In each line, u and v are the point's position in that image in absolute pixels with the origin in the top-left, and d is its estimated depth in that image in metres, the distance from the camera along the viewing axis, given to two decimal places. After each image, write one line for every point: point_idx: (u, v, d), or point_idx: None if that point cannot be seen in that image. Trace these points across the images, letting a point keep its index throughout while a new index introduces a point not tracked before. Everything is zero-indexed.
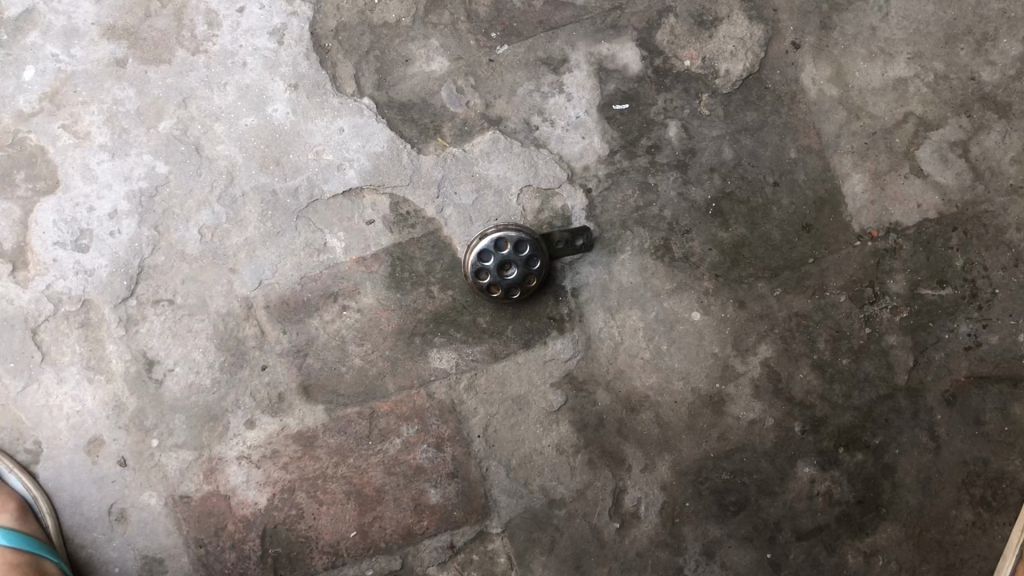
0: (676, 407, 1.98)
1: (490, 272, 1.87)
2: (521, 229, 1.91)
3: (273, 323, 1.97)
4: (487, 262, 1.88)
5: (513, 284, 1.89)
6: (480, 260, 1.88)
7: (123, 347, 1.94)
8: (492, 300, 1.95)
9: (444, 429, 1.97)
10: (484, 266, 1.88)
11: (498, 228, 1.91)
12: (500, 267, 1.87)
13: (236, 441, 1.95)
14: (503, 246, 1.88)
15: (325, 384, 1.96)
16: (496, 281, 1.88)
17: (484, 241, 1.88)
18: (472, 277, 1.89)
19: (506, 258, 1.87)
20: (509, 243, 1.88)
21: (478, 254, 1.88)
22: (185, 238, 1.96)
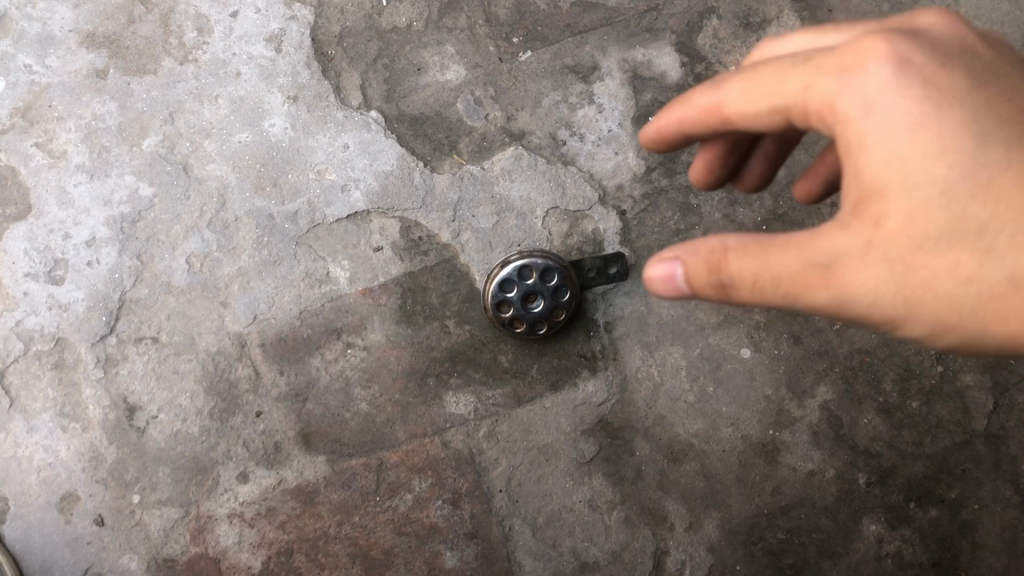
0: (724, 457, 1.75)
1: (513, 304, 1.66)
2: (549, 256, 1.70)
3: (269, 363, 1.75)
4: (510, 293, 1.66)
5: (539, 318, 1.67)
6: (502, 291, 1.66)
7: (100, 392, 1.73)
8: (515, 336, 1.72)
9: (461, 482, 1.74)
10: (507, 297, 1.66)
11: (521, 254, 1.70)
12: (525, 299, 1.66)
13: (227, 497, 1.73)
14: (529, 275, 1.67)
15: (328, 433, 1.74)
16: (519, 315, 1.66)
17: (507, 269, 1.66)
18: (491, 309, 1.66)
19: (532, 288, 1.66)
20: (536, 272, 1.67)
21: (499, 283, 1.66)
22: (171, 268, 1.75)
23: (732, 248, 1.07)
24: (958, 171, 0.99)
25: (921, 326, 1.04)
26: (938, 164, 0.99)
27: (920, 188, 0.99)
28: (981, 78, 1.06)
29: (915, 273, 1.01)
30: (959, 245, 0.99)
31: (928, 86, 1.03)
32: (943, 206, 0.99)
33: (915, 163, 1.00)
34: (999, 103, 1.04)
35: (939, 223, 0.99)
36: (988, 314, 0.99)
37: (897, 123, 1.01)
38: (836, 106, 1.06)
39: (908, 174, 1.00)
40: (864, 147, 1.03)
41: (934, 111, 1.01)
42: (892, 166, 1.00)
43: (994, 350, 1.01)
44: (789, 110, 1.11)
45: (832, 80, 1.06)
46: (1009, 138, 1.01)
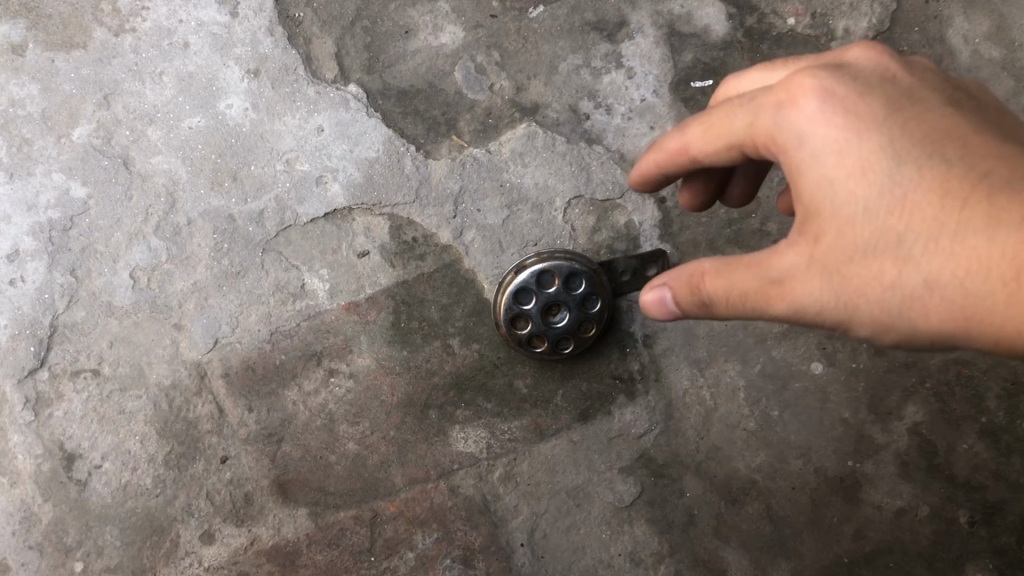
0: (793, 496, 1.44)
1: (532, 319, 1.34)
2: (577, 256, 1.37)
3: (235, 399, 1.44)
4: (527, 305, 1.34)
5: (564, 335, 1.36)
6: (518, 302, 1.34)
7: (31, 439, 1.42)
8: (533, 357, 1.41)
9: (472, 537, 1.43)
10: (525, 311, 1.34)
11: (541, 255, 1.37)
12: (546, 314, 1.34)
13: (189, 562, 1.42)
14: (551, 282, 1.35)
15: (308, 480, 1.43)
16: (539, 332, 1.35)
17: (523, 276, 1.34)
18: (504, 326, 1.35)
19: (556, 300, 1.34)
20: (560, 279, 1.34)
21: (514, 294, 1.34)
22: (111, 285, 1.44)
23: (702, 270, 1.00)
24: (874, 185, 0.90)
25: (865, 331, 0.94)
26: (857, 180, 0.90)
27: (843, 203, 0.91)
28: (906, 99, 0.96)
29: (849, 281, 0.91)
30: (881, 254, 0.90)
31: (854, 105, 0.94)
32: (865, 217, 0.90)
33: (838, 182, 0.92)
34: (920, 120, 0.93)
35: (862, 233, 0.90)
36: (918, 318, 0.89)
37: (823, 145, 0.93)
38: (773, 137, 0.97)
39: (833, 191, 0.92)
40: (798, 174, 0.95)
41: (856, 128, 0.92)
42: (820, 184, 0.93)
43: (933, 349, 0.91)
44: (742, 146, 1.01)
45: (767, 113, 0.97)
46: (927, 150, 0.90)
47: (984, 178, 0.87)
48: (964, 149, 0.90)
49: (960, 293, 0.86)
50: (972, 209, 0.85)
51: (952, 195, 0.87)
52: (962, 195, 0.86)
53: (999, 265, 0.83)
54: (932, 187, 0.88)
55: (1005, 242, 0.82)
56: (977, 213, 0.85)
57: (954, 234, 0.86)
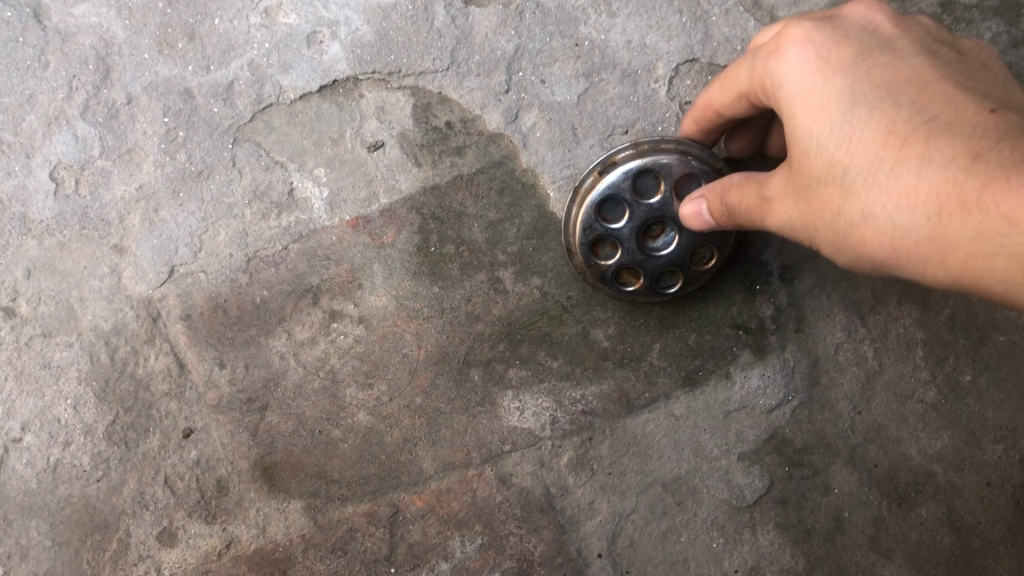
0: (988, 496, 1.02)
1: (623, 245, 0.92)
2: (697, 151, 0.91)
3: (200, 350, 1.03)
4: (616, 224, 0.92)
5: (669, 268, 0.94)
6: (603, 220, 0.92)
7: None
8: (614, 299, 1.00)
9: (530, 544, 1.02)
10: (613, 233, 0.92)
11: (639, 145, 0.92)
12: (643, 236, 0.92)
13: (142, 570, 1.03)
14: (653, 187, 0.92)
15: (305, 463, 1.03)
16: (634, 264, 0.93)
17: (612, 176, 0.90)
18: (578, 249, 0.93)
19: (660, 214, 0.91)
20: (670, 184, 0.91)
21: (598, 203, 0.91)
22: (25, 189, 1.02)
23: (729, 181, 0.83)
24: (830, 122, 0.72)
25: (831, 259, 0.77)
26: (812, 116, 0.73)
27: (802, 134, 0.74)
28: (883, 38, 0.76)
29: (804, 208, 0.74)
30: (831, 186, 0.72)
31: (834, 44, 0.75)
32: (817, 147, 0.73)
33: (802, 118, 0.74)
34: (891, 58, 0.74)
35: (815, 162, 0.73)
36: (858, 253, 0.72)
37: (799, 86, 0.75)
38: (760, 83, 0.79)
39: (797, 124, 0.75)
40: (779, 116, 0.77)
41: (825, 68, 0.74)
42: (789, 119, 0.75)
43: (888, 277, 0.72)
44: (749, 97, 0.82)
45: (753, 60, 0.79)
46: (886, 87, 0.72)
47: (936, 116, 0.68)
48: (927, 87, 0.71)
49: (891, 231, 0.69)
50: (913, 143, 0.68)
51: (899, 131, 0.69)
52: (910, 129, 0.68)
53: (930, 201, 0.66)
54: (882, 120, 0.70)
55: (936, 177, 0.65)
56: (916, 148, 0.67)
57: (892, 169, 0.68)
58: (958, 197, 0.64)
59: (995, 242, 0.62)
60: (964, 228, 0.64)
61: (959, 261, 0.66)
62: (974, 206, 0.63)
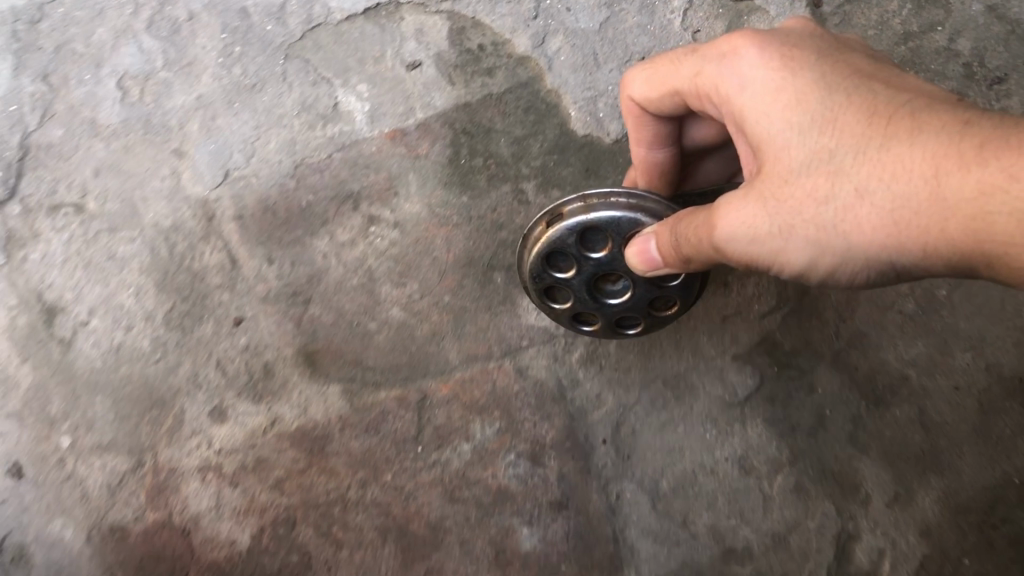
0: (956, 398, 1.14)
1: (572, 292, 0.97)
2: (650, 205, 0.89)
3: (250, 246, 1.15)
4: (563, 275, 0.95)
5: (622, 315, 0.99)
6: (552, 269, 0.95)
7: (2, 286, 1.16)
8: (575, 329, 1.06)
9: (543, 429, 1.15)
10: (561, 283, 0.96)
11: (589, 198, 0.91)
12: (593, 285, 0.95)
13: (196, 442, 1.15)
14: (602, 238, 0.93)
15: (344, 351, 1.15)
16: (586, 309, 0.99)
17: (555, 237, 0.91)
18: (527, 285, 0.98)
19: (609, 267, 0.93)
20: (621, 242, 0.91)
21: (542, 257, 0.94)
22: (95, 96, 1.17)
23: (681, 212, 0.84)
24: (805, 113, 0.79)
25: (808, 266, 0.79)
26: (788, 111, 0.79)
27: (780, 131, 0.79)
28: (833, 46, 0.84)
29: (784, 204, 0.77)
30: (814, 173, 0.76)
31: (788, 49, 0.84)
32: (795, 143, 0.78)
33: (775, 114, 0.80)
34: (847, 60, 0.82)
35: (794, 155, 0.78)
36: (845, 242, 0.75)
37: (763, 89, 0.82)
38: (716, 88, 0.87)
39: (771, 126, 0.80)
40: (741, 119, 0.84)
41: (789, 67, 0.82)
42: (759, 120, 0.81)
43: (874, 266, 0.75)
44: (684, 93, 0.93)
45: (709, 65, 0.87)
46: (853, 83, 0.79)
47: (909, 101, 0.76)
48: (890, 82, 0.79)
49: (884, 205, 0.73)
50: (895, 121, 0.74)
51: (880, 114, 0.75)
52: (890, 111, 0.75)
53: (925, 166, 0.71)
54: (858, 107, 0.77)
55: (928, 144, 0.72)
56: (901, 124, 0.74)
57: (881, 145, 0.74)
58: (954, 156, 0.70)
59: (994, 197, 0.68)
60: (961, 186, 0.69)
61: (960, 224, 0.70)
62: (971, 162, 0.69)
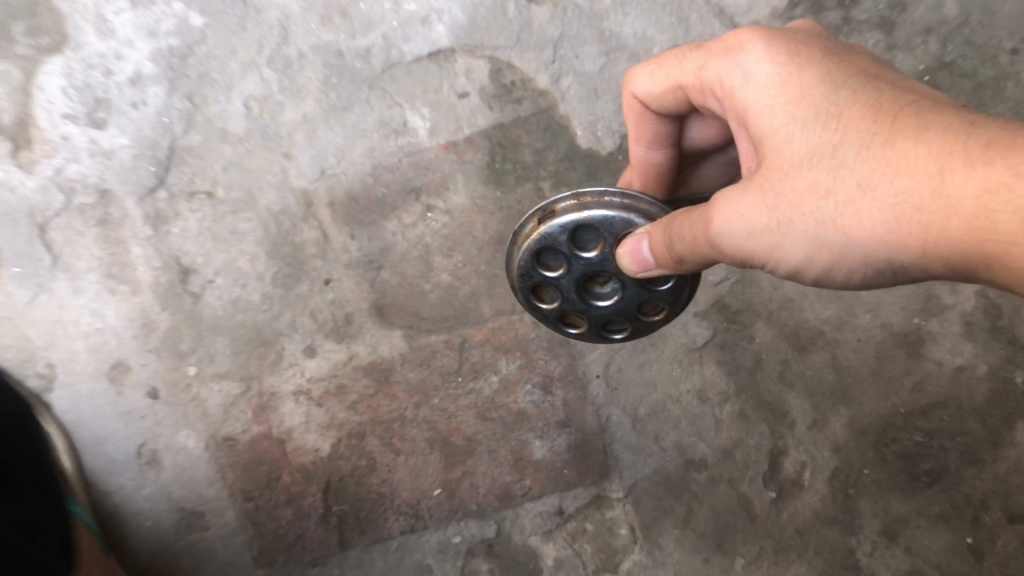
0: (859, 347, 1.54)
1: (561, 290, 1.12)
2: (641, 206, 1.06)
3: (339, 226, 1.55)
4: (553, 273, 1.10)
5: (605, 314, 1.15)
6: (544, 268, 1.11)
7: (150, 252, 1.55)
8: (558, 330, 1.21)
9: (552, 365, 1.56)
10: (552, 281, 1.11)
11: (581, 198, 1.06)
12: (581, 283, 1.11)
13: (293, 372, 1.56)
14: (594, 236, 1.08)
15: (405, 305, 1.56)
16: (573, 307, 1.14)
17: (548, 232, 1.05)
18: (517, 281, 1.13)
19: (599, 266, 1.08)
20: (611, 241, 1.06)
21: (536, 252, 1.09)
22: (226, 112, 1.53)
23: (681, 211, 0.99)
24: (811, 111, 0.96)
25: (807, 256, 0.94)
26: (795, 109, 0.97)
27: (787, 127, 0.96)
28: (837, 50, 1.02)
29: (788, 195, 0.93)
30: (820, 166, 0.92)
31: (794, 51, 1.01)
32: (799, 139, 0.95)
33: (778, 111, 0.98)
34: (850, 63, 1.00)
35: (800, 148, 0.94)
36: (845, 236, 0.91)
37: (770, 83, 1.00)
38: (724, 81, 1.06)
39: (777, 122, 0.98)
40: (745, 111, 1.02)
41: (792, 66, 1.00)
42: (764, 116, 0.99)
43: (870, 256, 0.90)
44: (688, 86, 1.15)
45: (716, 61, 1.06)
46: (855, 85, 0.96)
47: (910, 106, 0.92)
48: (890, 86, 0.96)
49: (886, 199, 0.88)
50: (898, 122, 0.91)
51: (883, 114, 0.92)
52: (892, 111, 0.92)
53: (932, 165, 0.86)
54: (863, 108, 0.93)
55: (934, 143, 0.87)
56: (906, 124, 0.90)
57: (887, 141, 0.90)
58: (958, 157, 0.85)
59: (995, 194, 0.82)
60: (964, 183, 0.84)
61: (960, 222, 0.84)
62: (975, 163, 0.84)
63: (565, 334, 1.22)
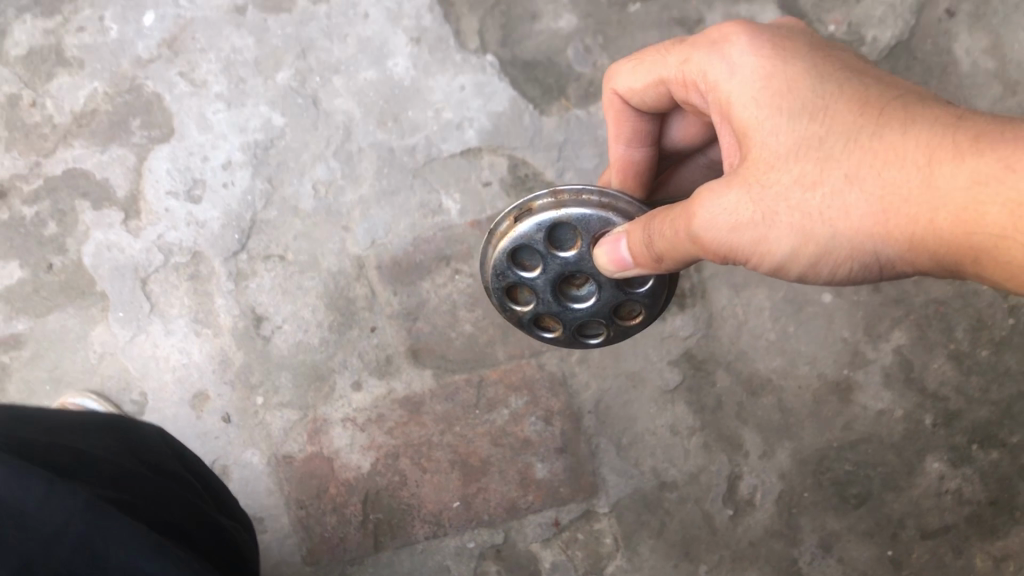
0: (800, 392, 1.90)
1: (536, 288, 1.29)
2: (616, 205, 1.23)
3: (384, 284, 1.93)
4: (530, 272, 1.28)
5: (576, 309, 1.32)
6: (521, 266, 1.28)
7: (231, 301, 1.93)
8: (532, 326, 1.40)
9: (554, 401, 1.92)
10: (530, 279, 1.28)
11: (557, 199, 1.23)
12: (554, 279, 1.27)
13: (342, 403, 1.92)
14: (569, 236, 1.25)
15: (435, 349, 1.93)
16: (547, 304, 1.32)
17: (527, 231, 1.22)
18: (494, 282, 1.31)
19: (573, 265, 1.25)
20: (587, 239, 1.23)
21: (514, 250, 1.25)
22: (298, 193, 1.92)
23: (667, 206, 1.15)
24: (795, 106, 1.11)
25: (795, 243, 1.09)
26: (783, 106, 1.12)
27: (773, 122, 1.12)
28: (823, 48, 1.18)
29: (778, 186, 1.09)
30: (809, 158, 1.08)
31: (778, 49, 1.17)
32: (783, 133, 1.10)
33: (764, 107, 1.14)
34: (831, 59, 1.16)
35: (788, 142, 1.10)
36: (833, 225, 1.06)
37: (754, 79, 1.16)
38: (710, 77, 1.22)
39: (765, 118, 1.13)
40: (731, 107, 1.18)
41: (777, 62, 1.16)
42: (749, 109, 1.15)
43: (856, 243, 1.06)
44: (669, 80, 1.32)
45: (705, 57, 1.22)
46: (838, 81, 1.13)
47: (891, 103, 1.08)
48: (868, 81, 1.13)
49: (875, 188, 1.04)
50: (880, 122, 1.07)
51: (867, 110, 1.08)
52: (874, 109, 1.08)
53: (917, 159, 1.02)
54: (847, 105, 1.09)
55: (916, 139, 1.04)
56: (890, 122, 1.06)
57: (872, 136, 1.06)
58: (941, 151, 1.01)
59: (977, 184, 0.98)
60: (948, 173, 1.00)
61: (942, 209, 1.00)
62: (958, 157, 1.00)
63: (540, 329, 1.40)
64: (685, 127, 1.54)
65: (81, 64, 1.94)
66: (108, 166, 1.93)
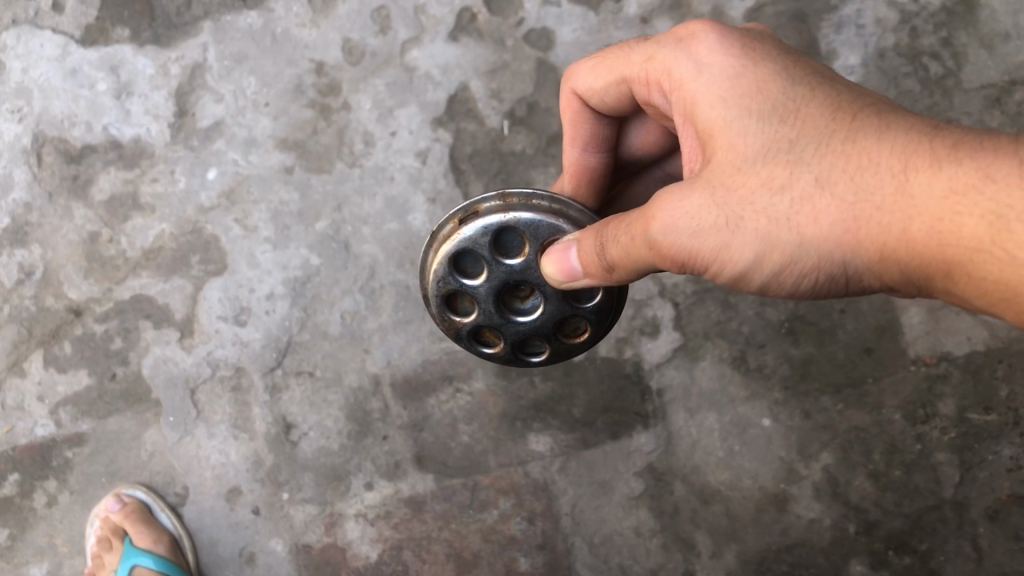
0: (744, 502, 2.25)
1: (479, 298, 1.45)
2: (561, 212, 1.39)
3: (397, 399, 2.29)
4: (474, 280, 1.43)
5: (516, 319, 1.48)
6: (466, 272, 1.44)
7: (267, 410, 2.28)
8: (473, 337, 1.55)
9: (536, 504, 2.27)
10: (474, 288, 1.43)
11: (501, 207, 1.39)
12: (495, 287, 1.42)
13: (356, 500, 2.27)
14: (515, 243, 1.41)
15: (436, 456, 2.28)
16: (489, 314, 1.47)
17: (472, 234, 1.37)
18: (438, 290, 1.47)
19: (517, 272, 1.40)
20: (532, 244, 1.39)
21: (457, 254, 1.41)
22: (328, 321, 2.29)
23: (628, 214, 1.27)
24: (764, 111, 1.26)
25: (762, 245, 1.21)
26: (755, 112, 1.26)
27: (743, 124, 1.26)
28: (794, 58, 1.34)
29: (747, 188, 1.22)
30: (780, 160, 1.22)
31: (749, 55, 1.33)
32: (755, 138, 1.24)
33: (733, 111, 1.28)
34: (798, 68, 1.31)
35: (756, 144, 1.23)
36: (797, 230, 1.19)
37: (722, 80, 1.32)
38: (677, 74, 1.39)
39: (735, 120, 1.27)
40: (698, 106, 1.33)
41: (743, 66, 1.32)
42: (719, 113, 1.29)
43: (821, 247, 1.19)
44: (630, 76, 1.53)
45: (677, 59, 1.39)
46: (808, 88, 1.28)
47: (860, 112, 1.23)
48: (834, 89, 1.28)
49: (846, 192, 1.17)
50: (851, 130, 1.20)
51: (839, 117, 1.23)
52: (845, 118, 1.22)
53: (891, 166, 1.16)
54: (816, 114, 1.24)
55: (888, 149, 1.17)
56: (862, 131, 1.20)
57: (844, 143, 1.19)
58: (915, 160, 1.15)
59: (952, 191, 1.11)
60: (924, 181, 1.13)
61: (916, 216, 1.13)
62: (932, 167, 1.13)
63: (482, 341, 1.56)
64: (642, 134, 1.78)
65: (154, 210, 2.32)
66: (170, 293, 2.30)
